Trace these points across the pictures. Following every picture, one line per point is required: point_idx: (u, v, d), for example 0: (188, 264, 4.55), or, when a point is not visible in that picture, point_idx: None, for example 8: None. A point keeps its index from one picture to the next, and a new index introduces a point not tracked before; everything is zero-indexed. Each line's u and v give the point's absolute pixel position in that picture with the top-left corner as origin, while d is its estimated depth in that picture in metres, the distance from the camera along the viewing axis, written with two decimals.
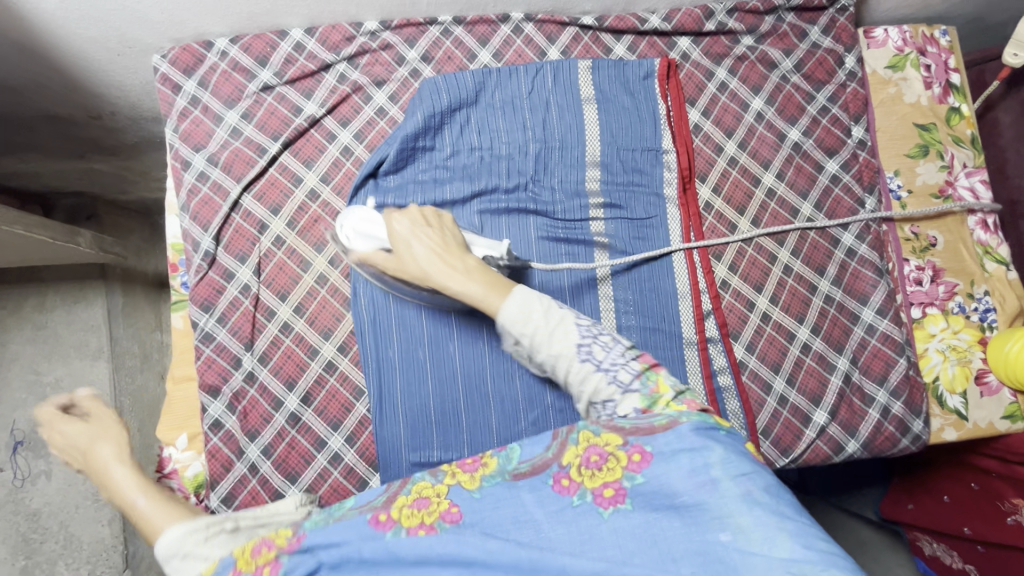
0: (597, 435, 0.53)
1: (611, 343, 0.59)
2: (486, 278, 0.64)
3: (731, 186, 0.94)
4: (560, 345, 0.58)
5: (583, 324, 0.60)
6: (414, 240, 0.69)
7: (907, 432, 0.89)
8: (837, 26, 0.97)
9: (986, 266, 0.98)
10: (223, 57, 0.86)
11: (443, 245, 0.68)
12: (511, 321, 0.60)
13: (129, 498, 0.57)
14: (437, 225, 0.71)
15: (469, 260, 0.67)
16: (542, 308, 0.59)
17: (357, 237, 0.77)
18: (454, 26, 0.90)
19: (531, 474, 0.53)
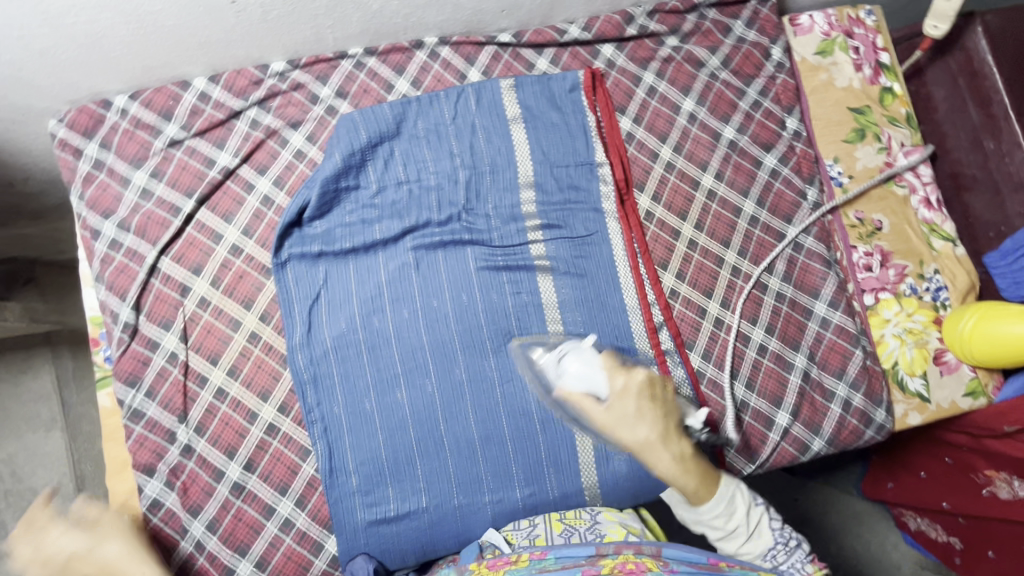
0: (637, 558, 0.65)
1: (791, 549, 0.68)
2: (696, 470, 0.67)
3: (670, 192, 0.92)
4: (751, 546, 0.68)
5: (776, 527, 0.69)
6: (631, 413, 0.66)
7: (871, 423, 0.87)
8: (760, 18, 0.95)
9: (933, 244, 0.97)
10: (124, 115, 0.81)
11: (666, 432, 0.66)
12: (711, 517, 0.67)
13: None
14: (657, 404, 0.67)
15: (685, 444, 0.67)
16: (749, 509, 0.68)
17: (572, 374, 0.71)
18: (366, 58, 0.86)
19: (561, 569, 0.64)
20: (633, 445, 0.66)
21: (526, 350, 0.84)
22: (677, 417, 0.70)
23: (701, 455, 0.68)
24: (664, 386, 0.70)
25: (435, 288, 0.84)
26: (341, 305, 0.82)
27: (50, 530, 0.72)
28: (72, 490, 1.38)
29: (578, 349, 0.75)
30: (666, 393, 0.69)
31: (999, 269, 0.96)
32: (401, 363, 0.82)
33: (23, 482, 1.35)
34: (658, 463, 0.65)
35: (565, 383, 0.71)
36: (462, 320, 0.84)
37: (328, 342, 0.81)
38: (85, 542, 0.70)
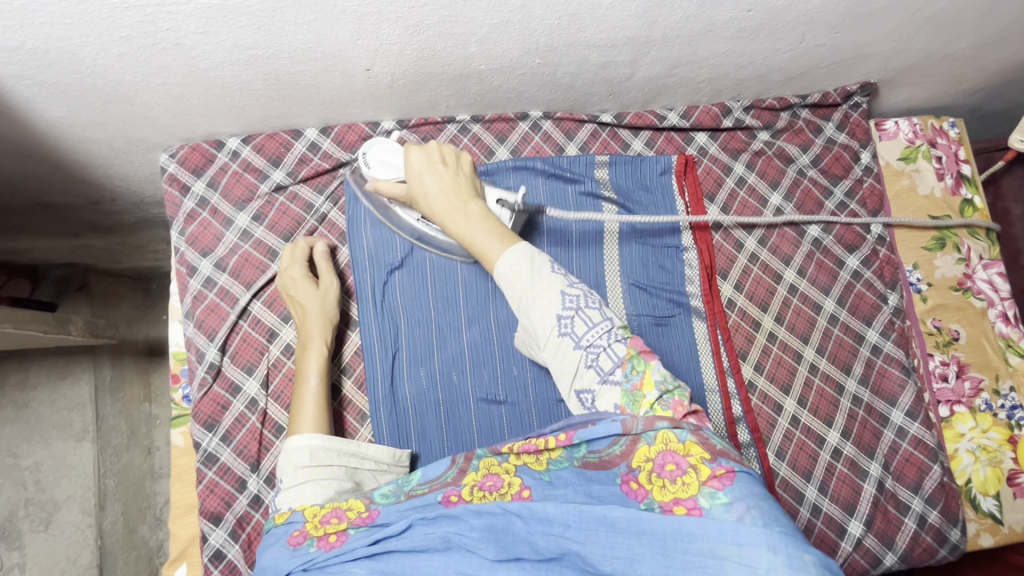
0: (678, 441, 0.55)
1: (596, 317, 0.61)
2: (491, 223, 0.68)
3: (753, 282, 0.92)
4: (540, 317, 0.62)
5: (569, 293, 0.62)
6: (424, 175, 0.71)
7: (945, 542, 0.85)
8: (852, 122, 0.97)
9: (1009, 360, 0.97)
10: (234, 158, 0.83)
11: (456, 187, 0.71)
12: (503, 275, 0.64)
13: (310, 382, 0.74)
14: (452, 168, 0.72)
15: (473, 199, 0.70)
16: (530, 274, 0.63)
17: (381, 164, 0.77)
18: (472, 123, 0.89)
19: (599, 467, 0.58)
20: (439, 214, 0.70)
21: None
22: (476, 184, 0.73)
23: (494, 215, 0.70)
24: (460, 161, 0.73)
25: (515, 353, 0.84)
26: (421, 361, 0.82)
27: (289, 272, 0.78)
28: (93, 506, 1.34)
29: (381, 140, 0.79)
30: (462, 163, 0.73)
31: None
32: (478, 430, 0.81)
33: (46, 491, 1.33)
34: (444, 214, 0.69)
35: (377, 172, 0.76)
36: (540, 393, 0.83)
37: (408, 401, 0.81)
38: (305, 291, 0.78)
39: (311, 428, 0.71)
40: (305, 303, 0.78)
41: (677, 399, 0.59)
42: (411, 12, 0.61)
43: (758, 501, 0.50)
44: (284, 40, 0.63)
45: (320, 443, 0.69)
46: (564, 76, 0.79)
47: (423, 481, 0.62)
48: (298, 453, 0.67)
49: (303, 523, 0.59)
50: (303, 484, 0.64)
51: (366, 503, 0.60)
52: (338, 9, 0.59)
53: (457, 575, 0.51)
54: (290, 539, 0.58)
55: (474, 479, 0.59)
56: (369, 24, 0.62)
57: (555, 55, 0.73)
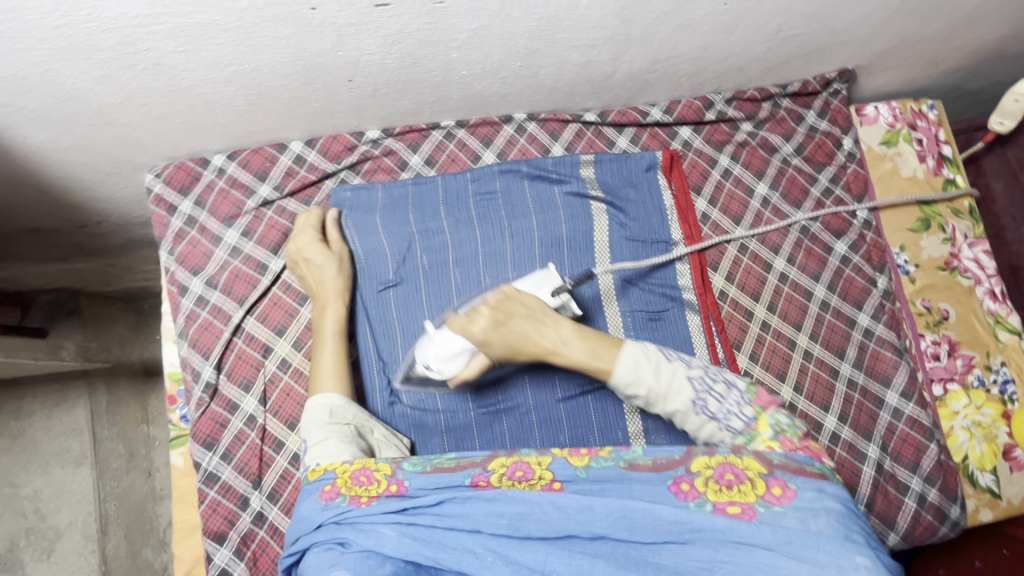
0: (738, 458, 0.59)
1: (724, 390, 0.67)
2: (590, 337, 0.70)
3: (744, 273, 0.93)
4: (676, 402, 0.67)
5: (694, 376, 0.67)
6: (509, 329, 0.70)
7: (945, 519, 0.86)
8: (832, 109, 0.98)
9: (999, 336, 0.98)
10: (220, 174, 0.83)
11: (540, 323, 0.71)
12: (623, 382, 0.68)
13: (329, 340, 0.77)
14: (519, 305, 0.72)
15: (563, 324, 0.71)
16: (653, 368, 0.67)
17: (443, 362, 0.73)
18: (457, 129, 0.89)
19: (651, 469, 0.60)
20: (529, 346, 0.71)
21: (602, 426, 0.82)
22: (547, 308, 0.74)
23: (586, 328, 0.72)
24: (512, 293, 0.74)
25: None
26: None
27: (302, 235, 0.80)
28: (95, 531, 1.33)
29: (427, 339, 0.76)
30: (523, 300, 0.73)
31: None
32: (478, 435, 0.81)
33: (46, 519, 1.32)
34: (566, 339, 0.70)
35: (445, 372, 0.74)
36: (539, 394, 0.83)
37: (407, 410, 0.81)
38: (319, 253, 0.79)
39: (331, 388, 0.73)
40: (319, 265, 0.79)
41: (790, 438, 0.63)
42: (391, 21, 0.61)
43: (824, 514, 0.54)
44: (264, 55, 0.63)
45: (338, 403, 0.71)
46: (546, 77, 0.80)
47: (456, 457, 0.64)
48: (318, 413, 0.70)
49: (334, 479, 0.62)
50: (326, 442, 0.67)
51: (394, 467, 0.62)
52: (317, 22, 0.59)
53: (484, 551, 0.54)
54: (322, 494, 0.61)
55: (501, 466, 0.61)
56: (348, 36, 0.62)
57: (536, 57, 0.74)
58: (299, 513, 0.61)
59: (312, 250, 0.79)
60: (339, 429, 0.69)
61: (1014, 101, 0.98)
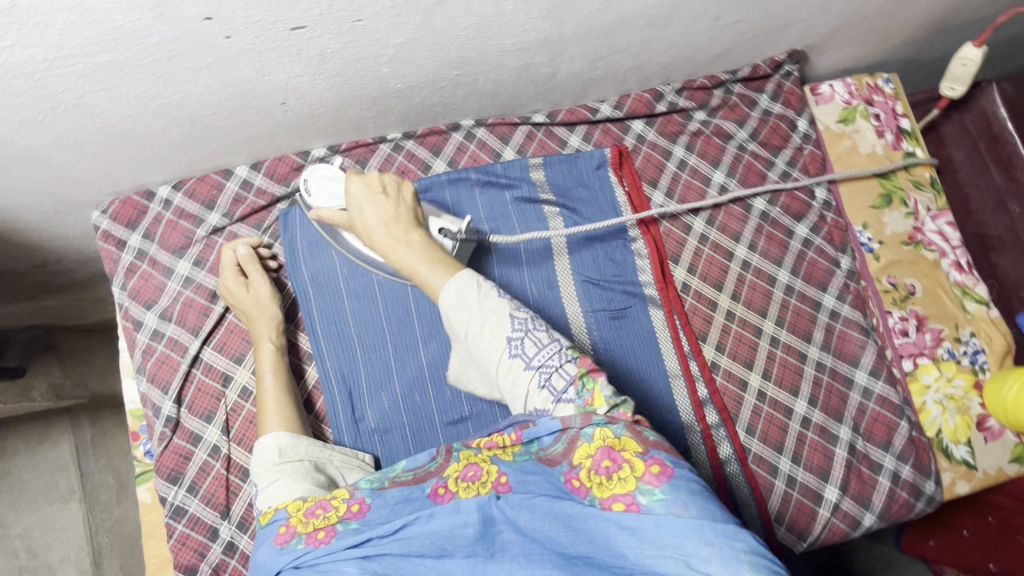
0: (615, 437, 0.56)
1: (544, 339, 0.61)
2: (433, 254, 0.67)
3: (705, 263, 0.92)
4: (490, 346, 0.61)
5: (517, 319, 0.62)
6: (360, 204, 0.70)
7: (921, 495, 0.86)
8: (785, 91, 0.97)
9: (967, 307, 0.98)
10: (167, 206, 0.82)
11: (395, 216, 0.70)
12: (448, 306, 0.63)
13: (265, 379, 0.76)
14: (396, 193, 0.72)
15: (411, 231, 0.69)
16: (478, 309, 0.62)
17: (320, 195, 0.77)
18: (404, 141, 0.88)
19: (549, 463, 0.58)
20: (377, 241, 0.69)
21: None
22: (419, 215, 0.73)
23: (436, 244, 0.69)
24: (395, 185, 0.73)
25: None
26: (382, 387, 0.82)
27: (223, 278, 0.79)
28: (89, 565, 1.32)
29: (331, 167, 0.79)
30: (404, 192, 0.72)
31: None
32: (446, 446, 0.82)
33: (39, 556, 1.30)
34: (384, 242, 0.68)
35: (319, 202, 0.77)
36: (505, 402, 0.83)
37: (374, 429, 0.81)
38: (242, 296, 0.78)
39: (278, 426, 0.71)
40: (248, 293, 0.78)
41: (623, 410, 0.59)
42: (311, 43, 0.60)
43: (699, 498, 0.51)
44: (187, 86, 0.62)
45: (286, 441, 0.70)
46: (486, 83, 0.79)
47: (409, 469, 0.62)
48: (266, 452, 0.69)
49: (289, 519, 0.58)
50: (279, 482, 0.65)
51: (350, 491, 0.60)
52: (235, 50, 0.58)
53: None
54: (278, 537, 0.56)
55: (455, 471, 0.58)
56: (271, 60, 0.61)
57: (471, 65, 0.73)
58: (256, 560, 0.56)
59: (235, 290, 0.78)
60: (291, 466, 0.67)
61: (962, 66, 0.95)
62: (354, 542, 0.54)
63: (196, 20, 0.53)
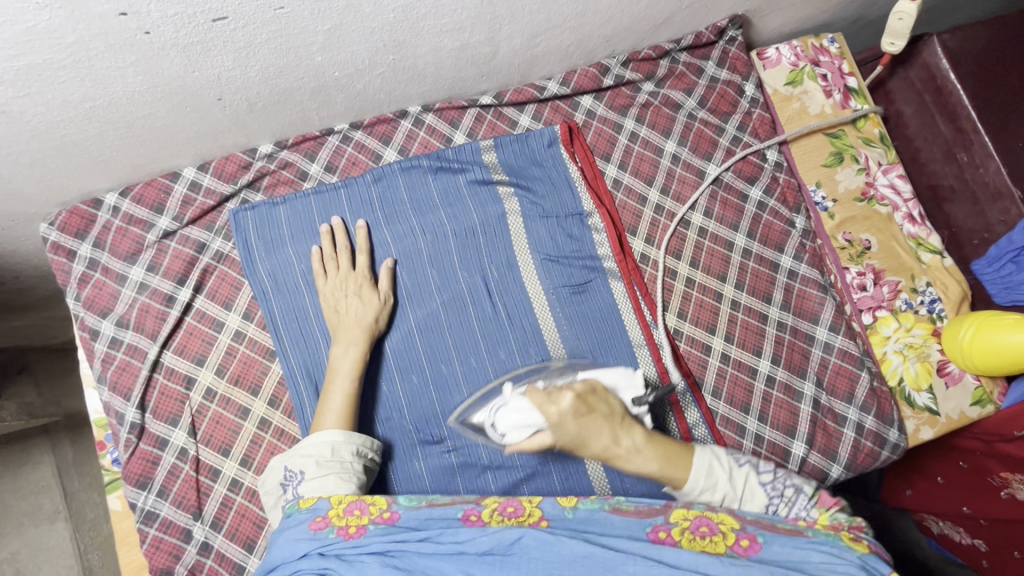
0: (711, 512, 0.59)
1: (794, 495, 0.64)
2: (661, 454, 0.63)
3: (663, 233, 0.93)
4: (750, 505, 0.63)
5: (767, 480, 0.64)
6: (586, 432, 0.61)
7: (885, 443, 0.88)
8: (730, 57, 0.98)
9: (921, 258, 1.00)
10: (115, 213, 0.81)
11: (618, 431, 0.63)
12: (692, 490, 0.63)
13: (344, 384, 0.75)
14: (599, 404, 0.63)
15: (639, 434, 0.63)
16: (728, 474, 0.63)
17: (511, 427, 0.66)
18: (352, 132, 0.88)
19: (629, 514, 0.60)
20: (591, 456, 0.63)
21: None
22: (625, 410, 0.66)
23: (657, 433, 0.65)
24: (601, 392, 0.65)
25: (442, 352, 0.84)
26: None
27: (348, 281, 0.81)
28: None
29: (504, 400, 0.69)
30: (611, 403, 0.64)
31: (988, 275, 0.99)
32: (415, 431, 0.82)
33: None
34: (605, 453, 0.62)
35: (510, 439, 0.66)
36: (471, 383, 0.84)
37: None
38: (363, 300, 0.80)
39: (334, 424, 0.71)
40: (355, 307, 0.80)
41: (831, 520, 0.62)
42: (236, 35, 0.60)
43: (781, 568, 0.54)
44: (115, 86, 0.62)
45: (340, 439, 0.69)
46: (426, 67, 0.79)
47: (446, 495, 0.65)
48: (320, 447, 0.68)
49: (326, 511, 0.61)
50: (324, 478, 0.66)
51: (389, 501, 0.62)
52: (158, 46, 0.58)
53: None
54: (311, 524, 0.60)
55: (493, 503, 0.62)
56: (197, 55, 0.61)
57: (406, 49, 0.73)
58: (281, 540, 0.60)
59: (354, 290, 0.81)
60: (337, 463, 0.67)
61: (899, 21, 0.96)
62: (382, 540, 0.58)
63: (110, 17, 0.53)
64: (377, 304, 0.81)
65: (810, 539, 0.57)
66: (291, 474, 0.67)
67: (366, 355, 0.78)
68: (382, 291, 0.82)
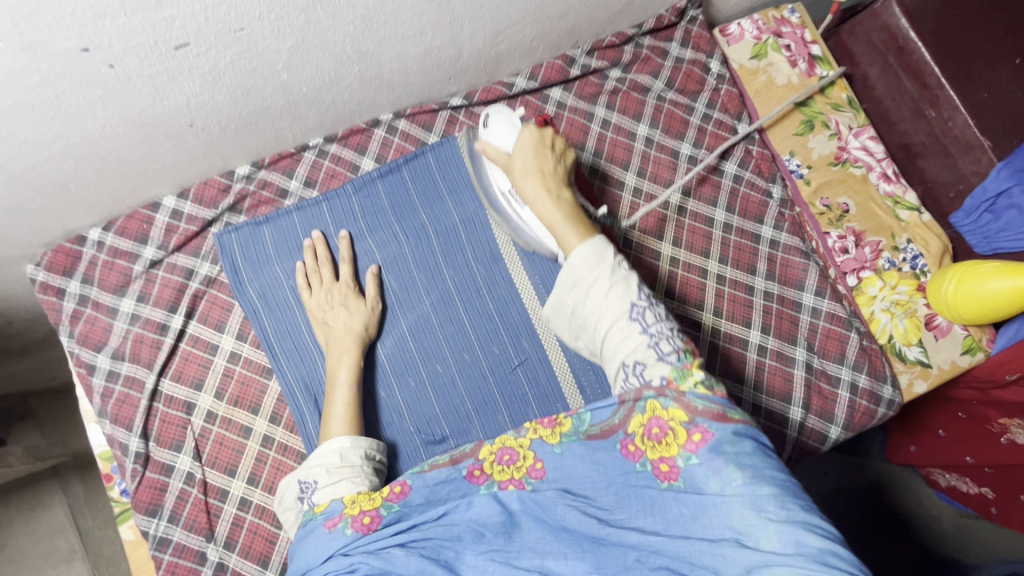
0: (664, 408, 0.56)
1: (661, 321, 0.60)
2: (578, 224, 0.68)
3: (643, 216, 0.94)
4: (613, 304, 0.61)
5: (642, 293, 0.62)
6: (523, 165, 0.72)
7: (880, 401, 0.90)
8: (693, 36, 1.00)
9: (900, 216, 1.01)
10: (101, 248, 0.82)
11: (549, 179, 0.71)
12: (576, 266, 0.63)
13: (343, 392, 0.76)
14: (553, 155, 0.73)
15: (565, 194, 0.70)
16: (615, 267, 0.62)
17: (494, 132, 0.77)
18: (327, 145, 0.89)
19: (603, 437, 0.58)
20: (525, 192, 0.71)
21: (535, 394, 0.86)
22: (568, 180, 0.74)
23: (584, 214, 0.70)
24: (559, 148, 0.75)
25: (436, 352, 0.85)
26: None
27: (335, 293, 0.82)
28: None
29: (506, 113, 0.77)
30: (564, 155, 0.75)
31: (967, 227, 1.02)
32: (417, 432, 0.83)
33: None
34: (530, 193, 0.70)
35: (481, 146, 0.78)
36: (468, 379, 0.85)
37: None
38: (352, 309, 0.81)
39: (339, 433, 0.72)
40: (343, 316, 0.80)
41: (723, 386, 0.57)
42: (200, 60, 0.61)
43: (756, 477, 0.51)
44: (86, 122, 0.63)
45: (347, 445, 0.69)
46: (393, 74, 0.80)
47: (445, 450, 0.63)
48: (329, 456, 0.68)
49: (342, 509, 0.60)
50: (338, 483, 0.64)
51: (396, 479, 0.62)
52: (123, 78, 0.59)
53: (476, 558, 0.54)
54: (326, 525, 0.58)
55: (490, 451, 0.61)
56: (163, 83, 0.62)
57: (371, 58, 0.74)
58: (307, 548, 0.58)
59: (342, 300, 0.82)
60: (348, 468, 0.67)
61: None
62: (402, 527, 0.57)
63: (74, 54, 0.54)
64: (364, 311, 0.82)
65: (741, 428, 0.53)
66: (303, 486, 0.66)
67: (359, 361, 0.79)
68: (369, 299, 0.83)
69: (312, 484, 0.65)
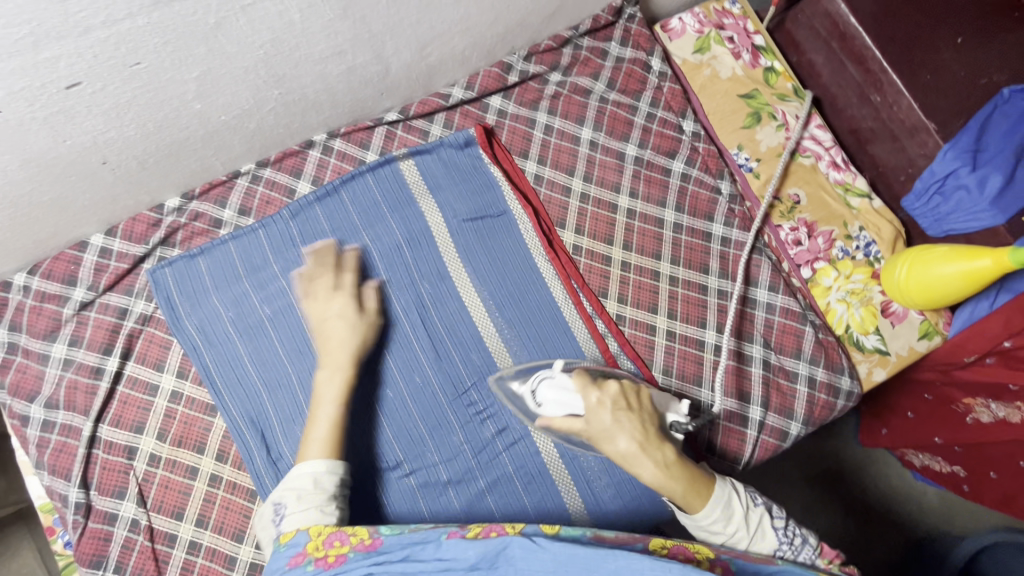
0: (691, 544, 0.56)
1: (799, 544, 0.69)
2: (689, 478, 0.68)
3: (591, 221, 0.92)
4: (760, 545, 0.67)
5: (778, 526, 0.69)
6: (614, 423, 0.70)
7: (839, 393, 0.89)
8: (632, 34, 0.98)
9: (851, 204, 1.00)
10: (27, 292, 0.79)
11: (647, 439, 0.69)
12: (708, 519, 0.67)
13: (329, 410, 0.71)
14: (632, 412, 0.71)
15: (668, 452, 0.69)
16: (743, 515, 0.68)
17: (549, 402, 0.76)
18: (261, 170, 0.86)
19: (615, 539, 0.56)
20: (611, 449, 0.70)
21: (490, 412, 0.84)
22: (659, 428, 0.73)
23: (688, 461, 0.70)
24: (636, 398, 0.74)
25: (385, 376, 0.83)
26: (294, 420, 0.80)
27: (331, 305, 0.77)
28: None
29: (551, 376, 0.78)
30: (643, 403, 0.74)
31: (918, 210, 1.01)
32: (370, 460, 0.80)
33: None
34: (624, 453, 0.69)
35: (547, 413, 0.76)
36: (420, 401, 0.83)
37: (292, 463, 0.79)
38: (348, 324, 0.77)
39: (317, 451, 0.68)
40: (340, 329, 0.76)
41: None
42: (97, 98, 0.58)
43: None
44: None
45: (323, 470, 0.66)
46: (318, 94, 0.77)
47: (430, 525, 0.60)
48: (300, 481, 0.65)
49: (306, 545, 0.59)
50: (308, 510, 0.63)
51: (369, 530, 0.59)
52: (15, 123, 0.56)
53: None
54: (290, 561, 0.58)
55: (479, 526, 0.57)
56: (62, 124, 0.59)
57: (290, 81, 0.71)
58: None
59: (338, 314, 0.77)
60: (320, 497, 0.64)
61: None
62: (361, 565, 0.55)
63: None
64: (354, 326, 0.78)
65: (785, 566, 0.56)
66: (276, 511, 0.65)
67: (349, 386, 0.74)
68: (368, 312, 0.80)
69: (280, 512, 0.64)
